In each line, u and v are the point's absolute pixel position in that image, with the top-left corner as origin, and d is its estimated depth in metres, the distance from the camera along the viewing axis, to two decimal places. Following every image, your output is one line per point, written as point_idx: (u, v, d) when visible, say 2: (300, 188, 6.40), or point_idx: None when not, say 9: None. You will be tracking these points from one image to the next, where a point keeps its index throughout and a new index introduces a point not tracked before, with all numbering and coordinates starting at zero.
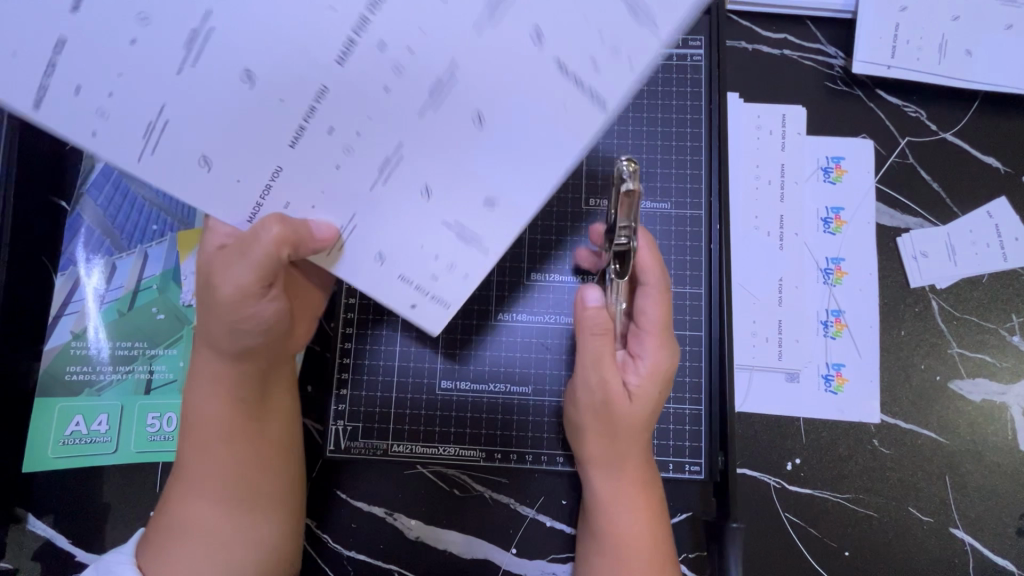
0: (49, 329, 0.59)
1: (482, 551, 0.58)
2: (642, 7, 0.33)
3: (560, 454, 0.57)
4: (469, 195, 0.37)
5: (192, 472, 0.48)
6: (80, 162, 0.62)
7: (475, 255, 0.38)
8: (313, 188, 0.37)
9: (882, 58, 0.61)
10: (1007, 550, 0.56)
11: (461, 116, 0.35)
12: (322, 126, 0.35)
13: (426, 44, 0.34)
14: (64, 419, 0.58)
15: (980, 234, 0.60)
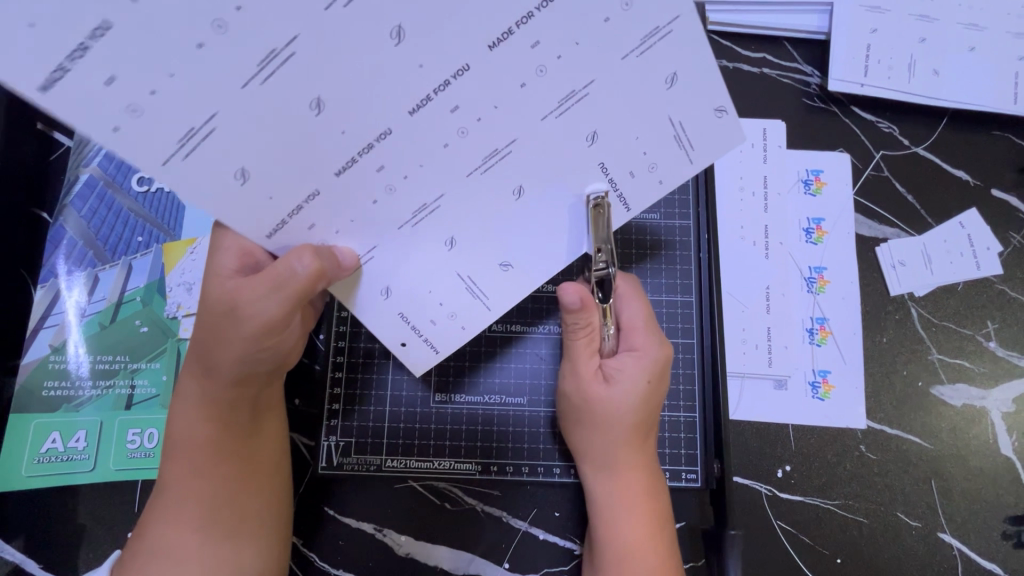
0: (28, 343, 0.58)
1: (473, 567, 0.57)
2: (684, 135, 0.38)
3: (557, 465, 0.56)
4: (487, 258, 0.42)
5: (175, 492, 0.47)
6: (65, 173, 0.61)
7: (477, 307, 0.44)
8: (345, 215, 0.40)
9: (855, 77, 0.63)
10: (995, 554, 0.56)
11: (505, 182, 0.39)
12: (372, 164, 0.37)
13: (495, 117, 0.37)
14: (40, 435, 0.56)
15: (954, 243, 0.62)
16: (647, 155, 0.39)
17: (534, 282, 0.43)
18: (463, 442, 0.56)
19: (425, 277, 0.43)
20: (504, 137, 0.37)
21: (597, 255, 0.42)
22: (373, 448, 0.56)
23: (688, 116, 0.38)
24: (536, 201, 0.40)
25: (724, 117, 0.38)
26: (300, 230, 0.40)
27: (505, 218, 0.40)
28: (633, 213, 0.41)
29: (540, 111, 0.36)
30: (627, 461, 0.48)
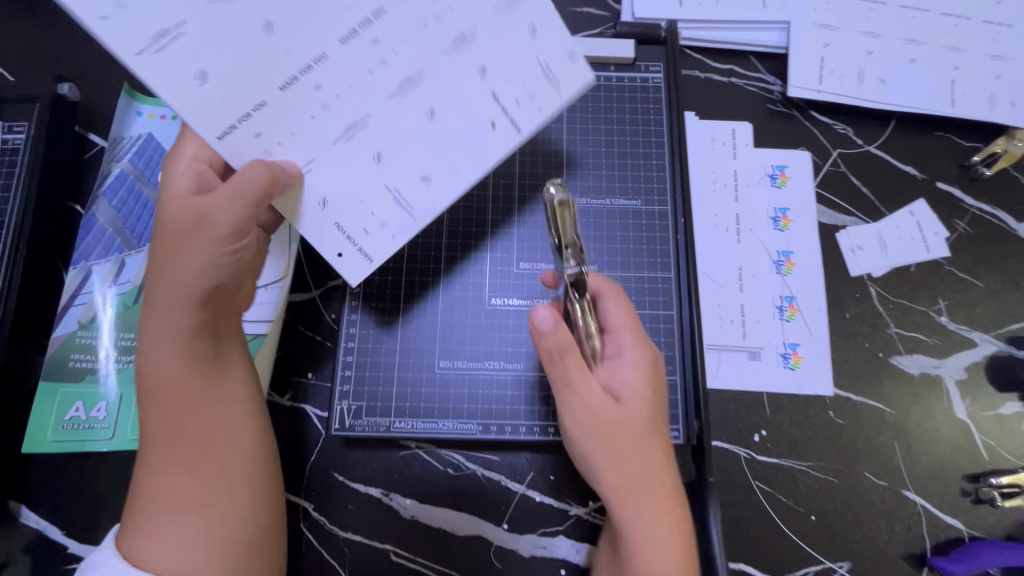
0: (58, 319, 0.63)
1: (475, 528, 0.60)
2: (551, 74, 0.48)
3: (551, 424, 0.60)
4: (409, 173, 0.49)
5: (153, 447, 0.49)
6: (100, 169, 0.68)
7: (404, 216, 0.50)
8: (287, 129, 0.48)
9: (812, 84, 0.72)
10: (956, 509, 0.61)
11: (420, 104, 0.48)
12: (310, 82, 0.47)
13: (416, 70, 0.48)
14: (65, 404, 0.60)
15: (905, 228, 0.69)
16: (526, 87, 0.48)
17: (451, 194, 0.50)
18: (465, 405, 0.61)
19: (358, 190, 0.50)
20: (414, 68, 0.48)
21: (566, 250, 0.54)
22: (382, 411, 0.60)
23: (551, 58, 0.48)
24: (447, 119, 0.49)
25: (576, 60, 0.48)
26: (247, 138, 0.47)
27: (422, 136, 0.49)
28: (524, 135, 0.49)
29: (440, 47, 0.47)
30: (653, 482, 0.51)
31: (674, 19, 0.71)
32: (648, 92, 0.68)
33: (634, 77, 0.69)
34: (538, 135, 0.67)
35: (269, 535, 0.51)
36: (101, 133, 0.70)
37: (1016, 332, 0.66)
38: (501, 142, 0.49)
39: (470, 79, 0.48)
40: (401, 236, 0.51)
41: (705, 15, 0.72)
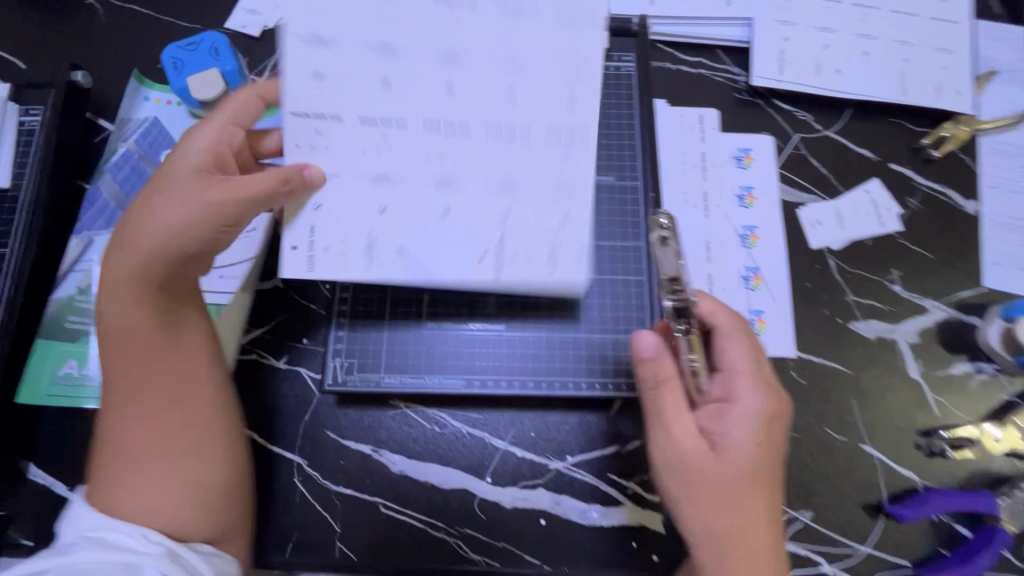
0: (59, 283, 0.67)
1: (459, 481, 0.64)
2: (554, 258, 0.52)
3: (531, 379, 0.64)
4: (392, 242, 0.53)
5: (112, 405, 0.55)
6: (106, 149, 0.73)
7: (363, 261, 0.54)
8: (337, 140, 0.53)
9: (773, 74, 0.77)
10: (911, 462, 0.65)
11: (436, 203, 0.53)
12: (385, 124, 0.52)
13: (456, 171, 0.53)
14: (60, 360, 0.65)
15: (861, 205, 0.74)
16: (530, 277, 0.52)
17: (411, 272, 0.53)
18: (451, 361, 0.64)
19: (345, 215, 0.53)
20: (461, 168, 0.53)
21: (672, 283, 0.55)
22: (372, 367, 0.64)
23: (562, 254, 0.52)
24: (449, 224, 0.53)
25: (574, 280, 0.51)
26: (308, 131, 0.52)
27: (421, 228, 0.53)
28: (500, 279, 0.53)
29: (490, 171, 0.53)
30: (748, 530, 0.52)
31: (645, 17, 0.78)
32: (622, 80, 0.74)
33: (609, 67, 0.75)
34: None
35: (241, 486, 0.57)
36: (110, 118, 0.75)
37: (964, 299, 0.71)
38: (483, 270, 0.53)
39: (489, 202, 0.53)
40: (348, 272, 0.54)
41: (673, 13, 0.79)
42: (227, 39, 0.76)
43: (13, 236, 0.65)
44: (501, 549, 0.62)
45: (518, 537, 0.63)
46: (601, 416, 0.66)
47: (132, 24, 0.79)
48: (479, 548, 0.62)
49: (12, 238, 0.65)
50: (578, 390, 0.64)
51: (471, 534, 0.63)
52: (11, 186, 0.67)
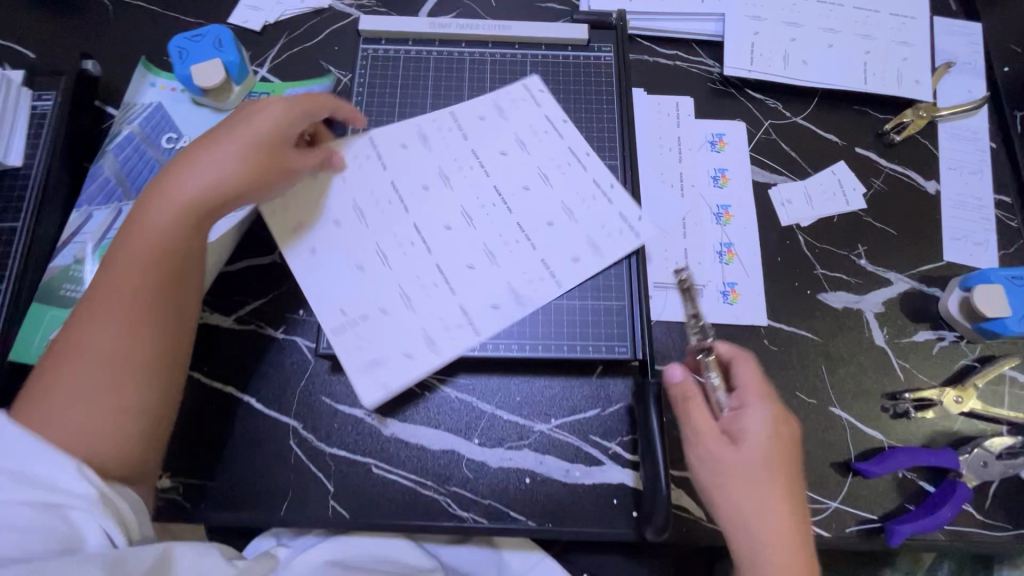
0: (57, 252, 0.70)
1: (448, 443, 0.67)
2: (372, 389, 0.63)
3: (515, 342, 0.67)
4: (317, 247, 0.69)
5: (109, 299, 0.55)
6: (110, 130, 0.77)
7: (294, 236, 0.69)
8: (385, 170, 0.73)
9: (744, 65, 0.83)
10: (877, 423, 0.69)
11: (357, 260, 0.69)
12: (422, 187, 0.72)
13: (408, 250, 0.69)
14: (52, 324, 0.67)
15: (828, 185, 0.79)
16: (376, 352, 0.65)
17: (298, 272, 0.68)
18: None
19: (327, 203, 0.71)
20: (417, 242, 0.70)
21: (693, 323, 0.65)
22: None
23: (385, 379, 0.64)
24: (351, 265, 0.68)
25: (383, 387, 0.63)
26: (379, 157, 0.73)
27: (338, 258, 0.69)
28: (331, 333, 0.66)
29: (428, 263, 0.69)
30: (780, 523, 0.54)
31: (624, 11, 0.83)
32: (601, 72, 0.80)
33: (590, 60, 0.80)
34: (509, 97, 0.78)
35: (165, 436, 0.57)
36: (117, 104, 0.79)
37: (925, 272, 0.76)
38: (332, 308, 0.67)
39: (387, 285, 0.67)
40: (282, 229, 0.69)
41: (651, 8, 0.84)
42: (231, 32, 0.79)
43: (23, 210, 0.69)
44: (487, 506, 0.65)
45: (503, 494, 0.65)
46: (584, 379, 0.70)
47: (140, 18, 0.83)
48: (467, 506, 0.65)
49: (23, 212, 0.69)
50: (562, 351, 0.67)
51: (458, 492, 0.65)
52: (22, 164, 0.71)
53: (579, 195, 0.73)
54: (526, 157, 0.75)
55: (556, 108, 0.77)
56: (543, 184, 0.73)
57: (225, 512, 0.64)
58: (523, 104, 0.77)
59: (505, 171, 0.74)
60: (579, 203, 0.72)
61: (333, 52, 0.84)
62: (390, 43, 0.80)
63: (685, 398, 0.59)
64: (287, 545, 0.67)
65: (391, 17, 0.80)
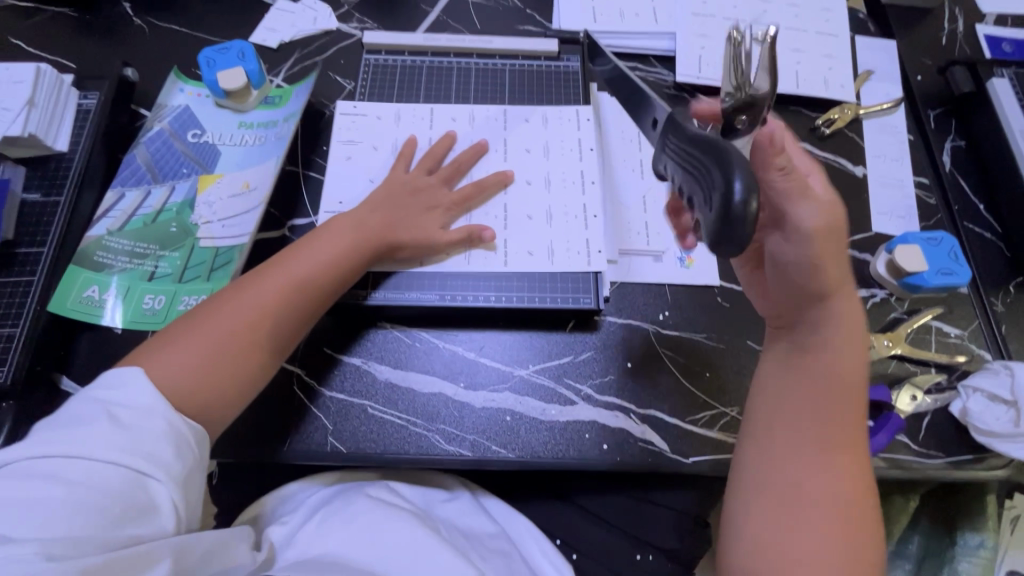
0: (92, 225, 0.79)
1: (437, 387, 0.74)
2: None
3: (491, 293, 0.77)
4: (346, 153, 0.86)
5: (262, 283, 0.66)
6: (143, 126, 0.88)
7: (345, 145, 0.86)
8: (438, 116, 0.90)
9: (693, 73, 0.96)
10: None
11: (367, 175, 0.84)
12: (462, 138, 0.88)
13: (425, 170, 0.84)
14: (85, 284, 0.76)
15: None
16: None
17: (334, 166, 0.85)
18: (425, 281, 0.77)
19: (380, 126, 0.88)
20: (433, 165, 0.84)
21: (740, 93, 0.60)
22: (360, 284, 0.76)
23: None
24: (361, 177, 0.84)
25: None
26: (433, 112, 0.90)
27: (356, 172, 0.85)
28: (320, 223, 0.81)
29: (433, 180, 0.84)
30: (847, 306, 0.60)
31: (588, 29, 0.97)
32: (568, 78, 0.93)
33: (561, 69, 0.94)
34: (522, 105, 0.91)
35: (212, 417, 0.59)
36: (149, 107, 0.91)
37: (857, 241, 0.86)
38: (328, 201, 0.82)
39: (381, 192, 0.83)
40: (343, 136, 0.87)
41: (613, 28, 0.98)
42: (252, 47, 0.93)
43: (66, 188, 0.79)
44: (471, 441, 0.72)
45: (486, 431, 0.72)
46: (558, 333, 0.78)
47: (172, 38, 0.97)
48: (453, 441, 0.72)
49: (66, 190, 0.79)
50: (534, 302, 0.77)
51: (444, 429, 0.72)
52: (68, 150, 0.82)
53: (565, 208, 0.83)
54: (544, 162, 0.86)
55: (589, 135, 0.88)
56: (542, 186, 0.84)
57: (233, 450, 0.70)
58: (567, 123, 0.89)
59: (520, 165, 0.86)
60: (562, 214, 0.82)
61: (339, 64, 0.97)
62: (388, 54, 0.93)
63: (791, 176, 0.54)
64: (282, 524, 0.71)
65: (390, 34, 0.94)
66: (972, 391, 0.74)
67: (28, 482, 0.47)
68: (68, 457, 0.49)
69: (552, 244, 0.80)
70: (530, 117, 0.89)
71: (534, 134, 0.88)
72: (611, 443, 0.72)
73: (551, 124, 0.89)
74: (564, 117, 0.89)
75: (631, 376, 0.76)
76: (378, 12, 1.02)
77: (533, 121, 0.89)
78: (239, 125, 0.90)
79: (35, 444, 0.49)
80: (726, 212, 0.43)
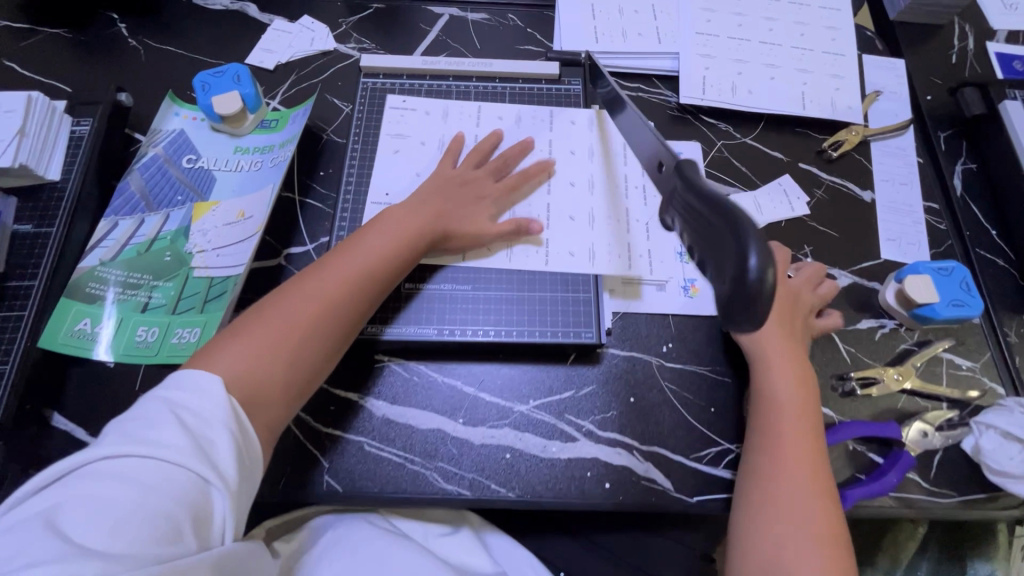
0: (84, 255, 0.78)
1: (435, 423, 0.73)
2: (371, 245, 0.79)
3: (490, 328, 0.76)
4: (395, 148, 0.86)
5: (323, 273, 0.66)
6: (137, 152, 0.87)
7: (395, 140, 0.86)
8: (486, 107, 0.89)
9: (697, 94, 0.94)
10: (829, 402, 0.75)
11: (414, 168, 0.85)
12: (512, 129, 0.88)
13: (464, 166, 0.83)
14: (76, 317, 0.74)
15: (777, 194, 0.88)
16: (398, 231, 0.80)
17: (386, 157, 0.85)
18: (423, 314, 0.76)
19: (431, 119, 0.88)
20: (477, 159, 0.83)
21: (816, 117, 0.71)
22: None
23: None
24: (408, 170, 0.84)
25: None
26: (482, 108, 0.89)
27: (403, 166, 0.85)
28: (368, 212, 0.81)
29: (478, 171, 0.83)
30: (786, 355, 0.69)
31: (591, 50, 0.96)
32: (569, 100, 0.92)
33: (561, 89, 0.93)
34: (524, 119, 0.88)
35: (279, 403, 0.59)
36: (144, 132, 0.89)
37: (866, 268, 0.84)
38: (377, 191, 0.83)
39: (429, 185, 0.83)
40: (395, 128, 0.87)
41: (616, 49, 0.97)
42: (248, 70, 0.91)
43: (58, 217, 0.78)
44: (470, 480, 0.70)
45: (485, 469, 0.71)
46: (559, 366, 0.76)
47: (168, 60, 0.96)
48: (452, 479, 0.70)
49: (58, 220, 0.78)
50: (534, 337, 0.76)
51: (443, 467, 0.71)
52: (60, 179, 0.80)
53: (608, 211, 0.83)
54: (590, 164, 0.86)
55: None
56: (587, 188, 0.84)
57: None
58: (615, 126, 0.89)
59: (564, 166, 0.85)
60: (604, 218, 0.82)
61: (337, 86, 0.96)
62: (386, 77, 0.92)
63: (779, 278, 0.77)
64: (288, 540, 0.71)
65: (388, 57, 0.92)
66: (984, 427, 0.72)
67: (94, 483, 0.44)
68: (132, 459, 0.46)
69: (594, 247, 0.80)
70: (578, 118, 0.89)
71: (581, 136, 0.88)
72: (613, 482, 0.70)
73: (596, 128, 0.89)
74: (579, 136, 0.88)
75: (633, 413, 0.74)
76: (376, 33, 1.00)
77: (580, 121, 0.89)
78: (235, 149, 0.88)
79: (104, 444, 0.47)
80: (741, 284, 0.41)
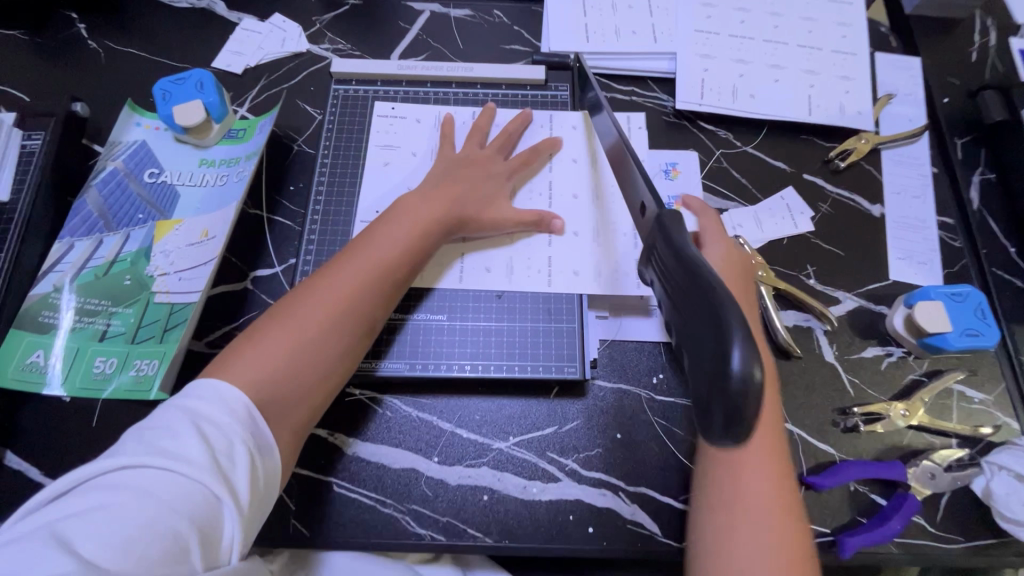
0: (37, 280, 0.74)
1: (409, 462, 0.68)
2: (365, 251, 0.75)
3: (467, 362, 0.71)
4: (379, 161, 0.80)
5: (337, 268, 0.61)
6: (96, 165, 0.82)
7: (379, 151, 0.81)
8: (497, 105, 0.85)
9: (694, 99, 0.87)
10: (830, 439, 0.70)
11: (401, 181, 0.79)
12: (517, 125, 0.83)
13: None
14: (30, 349, 0.70)
15: (778, 209, 0.82)
16: None
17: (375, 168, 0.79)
18: (395, 346, 0.72)
19: (423, 127, 0.83)
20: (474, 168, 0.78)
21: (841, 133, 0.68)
22: None
23: None
24: (398, 182, 0.79)
25: None
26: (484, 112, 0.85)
27: (393, 178, 0.79)
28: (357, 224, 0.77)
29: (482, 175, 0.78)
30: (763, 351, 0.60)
31: (581, 51, 0.89)
32: (557, 106, 0.86)
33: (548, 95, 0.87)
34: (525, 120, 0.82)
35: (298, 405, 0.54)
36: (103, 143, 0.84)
37: (873, 291, 0.78)
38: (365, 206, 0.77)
39: None
40: (382, 138, 0.82)
41: (608, 49, 0.90)
42: (212, 75, 0.85)
43: (8, 240, 0.73)
44: (445, 523, 0.66)
45: (462, 511, 0.66)
46: (542, 399, 0.72)
47: (130, 64, 0.90)
48: (426, 522, 0.66)
49: (8, 243, 0.73)
50: (513, 371, 0.71)
51: (417, 509, 0.66)
52: (9, 199, 0.75)
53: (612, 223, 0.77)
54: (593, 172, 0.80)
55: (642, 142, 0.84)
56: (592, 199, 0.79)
57: None
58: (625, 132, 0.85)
59: (564, 176, 0.80)
60: (612, 231, 0.77)
61: (308, 92, 0.90)
62: (360, 84, 0.86)
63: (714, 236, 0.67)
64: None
65: (362, 62, 0.86)
66: (997, 468, 0.67)
67: (109, 494, 0.42)
68: (150, 470, 0.43)
69: (598, 264, 0.75)
70: (581, 125, 0.84)
71: (581, 143, 0.82)
72: (597, 526, 0.66)
73: (590, 136, 0.83)
74: (580, 142, 0.82)
75: (620, 450, 0.70)
76: (352, 32, 0.94)
77: (581, 128, 0.83)
78: (200, 162, 0.83)
79: (120, 452, 0.44)
80: (722, 385, 0.38)
